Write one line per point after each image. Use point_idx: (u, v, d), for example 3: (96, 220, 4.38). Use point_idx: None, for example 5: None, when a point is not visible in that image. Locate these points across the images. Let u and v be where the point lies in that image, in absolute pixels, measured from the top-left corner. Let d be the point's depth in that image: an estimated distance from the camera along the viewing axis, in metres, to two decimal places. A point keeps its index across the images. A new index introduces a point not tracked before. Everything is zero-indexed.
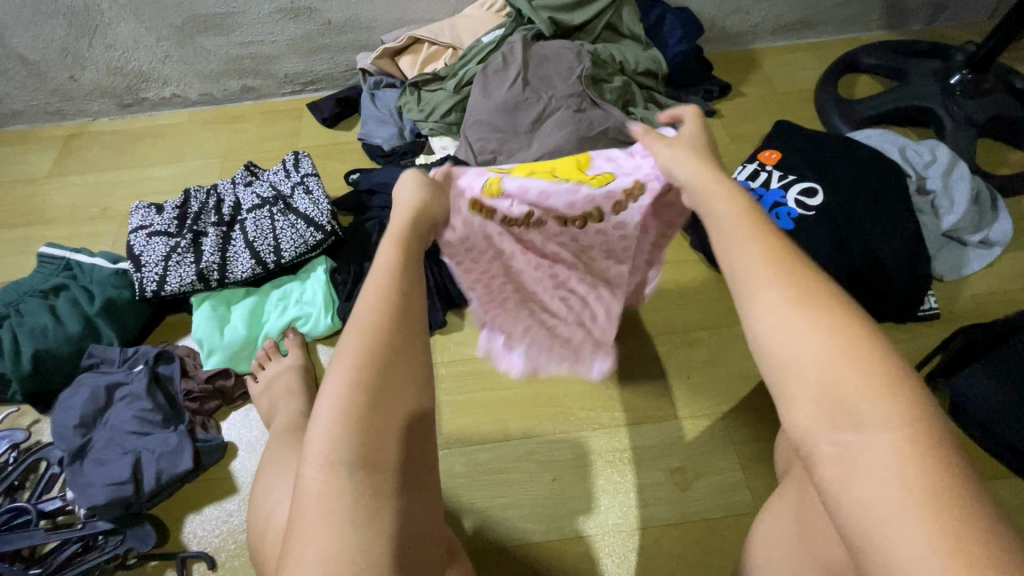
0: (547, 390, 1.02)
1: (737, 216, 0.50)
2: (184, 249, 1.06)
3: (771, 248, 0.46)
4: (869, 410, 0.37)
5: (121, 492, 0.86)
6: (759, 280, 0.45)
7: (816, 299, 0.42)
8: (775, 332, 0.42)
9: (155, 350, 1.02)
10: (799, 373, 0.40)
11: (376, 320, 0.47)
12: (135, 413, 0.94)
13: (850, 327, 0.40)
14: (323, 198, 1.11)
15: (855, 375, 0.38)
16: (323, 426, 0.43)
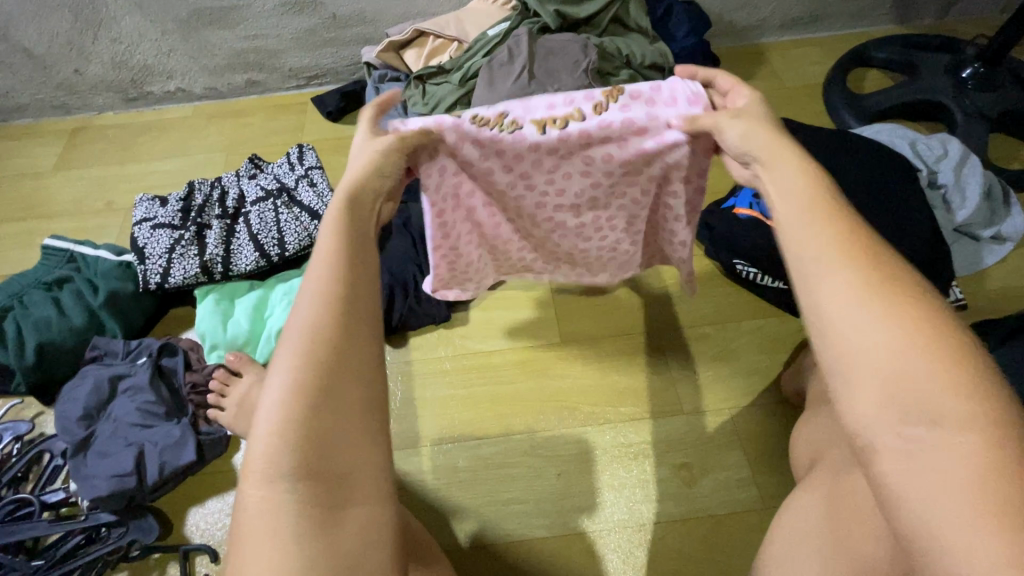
0: (552, 385, 1.02)
1: (808, 196, 0.47)
2: (188, 241, 1.05)
3: (846, 232, 0.44)
4: (942, 409, 0.36)
5: (124, 484, 0.86)
6: (831, 265, 0.42)
7: (892, 288, 0.41)
8: (851, 321, 0.40)
9: (158, 342, 1.02)
10: (870, 366, 0.39)
11: (313, 322, 0.44)
12: (139, 405, 0.94)
13: (929, 320, 0.39)
14: (327, 191, 1.11)
15: (931, 373, 0.37)
16: (263, 439, 0.41)
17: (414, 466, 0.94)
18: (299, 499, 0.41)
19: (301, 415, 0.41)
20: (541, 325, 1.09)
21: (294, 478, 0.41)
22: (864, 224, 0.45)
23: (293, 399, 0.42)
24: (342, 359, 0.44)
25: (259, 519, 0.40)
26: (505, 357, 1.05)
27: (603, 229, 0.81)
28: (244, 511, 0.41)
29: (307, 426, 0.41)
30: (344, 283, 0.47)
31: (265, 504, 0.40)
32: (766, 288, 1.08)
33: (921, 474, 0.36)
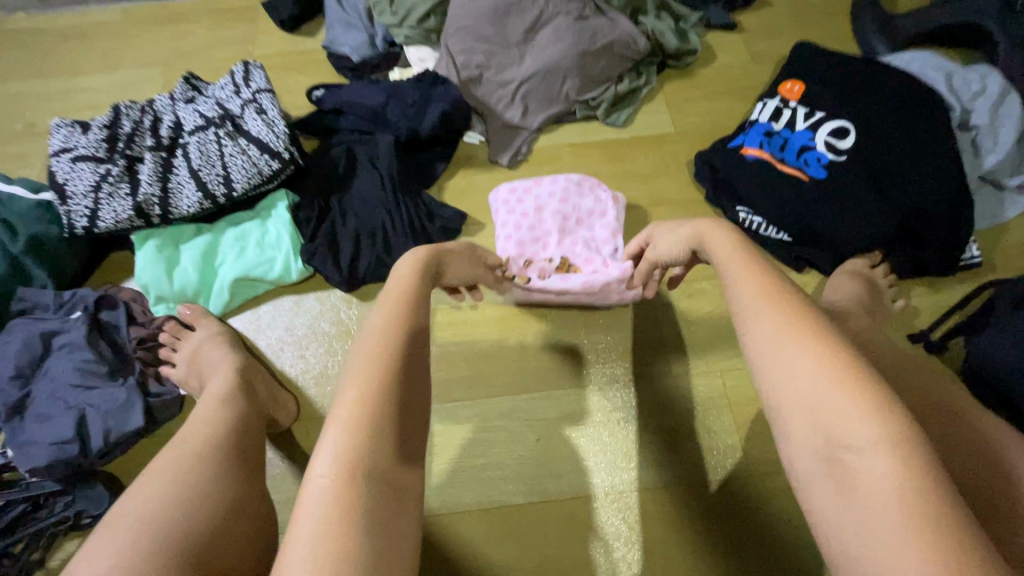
0: (532, 343, 0.94)
1: (738, 261, 0.61)
2: (117, 177, 0.90)
3: (767, 283, 0.56)
4: (859, 430, 0.42)
5: (65, 452, 0.79)
6: (753, 312, 0.53)
7: (808, 327, 0.50)
8: (771, 356, 0.50)
9: (95, 293, 0.91)
10: (791, 401, 0.47)
11: (383, 341, 0.57)
12: (77, 365, 0.85)
13: (836, 349, 0.47)
14: (279, 119, 0.95)
15: (838, 392, 0.44)
16: (335, 434, 0.49)
17: None
18: (360, 502, 0.45)
19: (368, 420, 0.50)
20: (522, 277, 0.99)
21: (362, 479, 0.47)
22: (784, 276, 0.57)
23: (365, 403, 0.51)
24: (396, 393, 0.54)
25: (307, 512, 0.44)
26: (483, 314, 0.96)
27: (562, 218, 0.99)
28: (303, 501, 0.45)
29: (371, 434, 0.49)
30: (413, 320, 0.61)
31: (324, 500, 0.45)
32: (769, 240, 1.00)
33: (846, 499, 0.41)
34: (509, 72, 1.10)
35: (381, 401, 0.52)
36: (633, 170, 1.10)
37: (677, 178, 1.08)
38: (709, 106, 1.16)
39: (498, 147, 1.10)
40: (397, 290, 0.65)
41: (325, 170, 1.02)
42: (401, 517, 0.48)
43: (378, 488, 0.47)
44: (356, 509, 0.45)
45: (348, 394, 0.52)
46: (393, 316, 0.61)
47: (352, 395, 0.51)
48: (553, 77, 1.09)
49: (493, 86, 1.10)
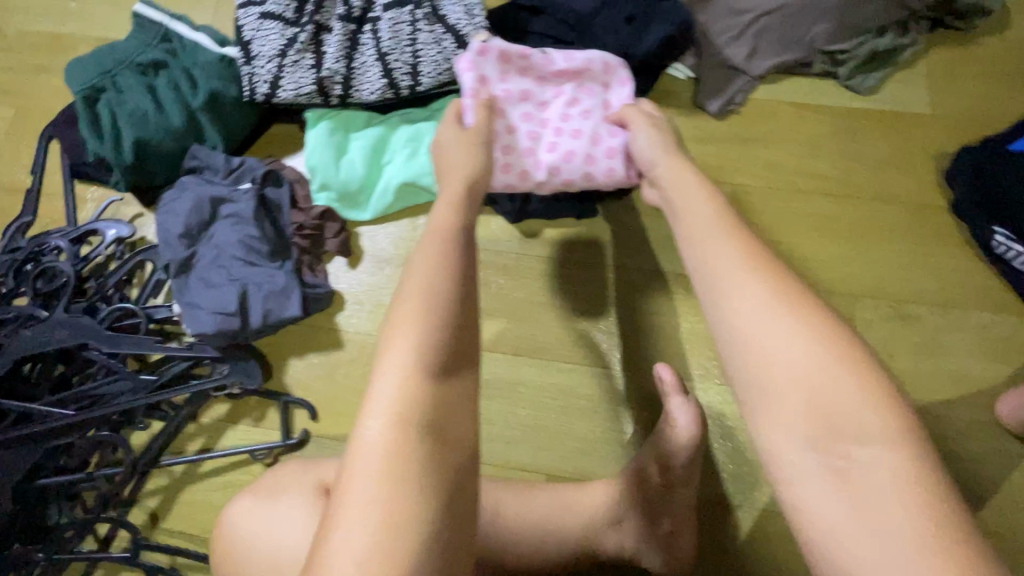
0: (697, 328, 0.88)
1: (712, 214, 0.57)
2: (304, 45, 0.82)
3: (749, 245, 0.52)
4: (865, 423, 0.42)
5: (228, 324, 0.80)
6: (740, 281, 0.50)
7: (770, 284, 0.49)
8: (757, 328, 0.47)
9: (262, 167, 0.88)
10: (789, 383, 0.45)
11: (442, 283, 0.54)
12: (241, 240, 0.83)
13: (835, 330, 0.46)
14: (481, 11, 0.83)
15: (849, 382, 0.43)
16: (391, 386, 0.49)
17: (525, 377, 0.87)
18: (415, 459, 0.46)
19: (426, 374, 0.49)
20: None
21: (418, 438, 0.47)
22: (761, 241, 0.54)
23: (419, 352, 0.50)
24: (444, 356, 0.51)
25: (368, 465, 0.45)
26: (652, 281, 0.89)
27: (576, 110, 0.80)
28: (358, 451, 0.47)
29: (424, 390, 0.49)
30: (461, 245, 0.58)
31: (392, 403, 0.48)
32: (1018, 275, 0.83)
33: (858, 501, 0.40)
34: None
35: (433, 350, 0.50)
36: (864, 153, 0.91)
37: (915, 175, 0.90)
38: (981, 90, 0.92)
39: (709, 89, 0.93)
40: (443, 214, 0.61)
41: None
42: (469, 490, 0.48)
43: (439, 446, 0.47)
44: (416, 480, 0.45)
45: (412, 333, 0.51)
46: (450, 221, 0.60)
47: (406, 343, 0.50)
48: (803, 14, 0.89)
49: (723, 12, 0.92)
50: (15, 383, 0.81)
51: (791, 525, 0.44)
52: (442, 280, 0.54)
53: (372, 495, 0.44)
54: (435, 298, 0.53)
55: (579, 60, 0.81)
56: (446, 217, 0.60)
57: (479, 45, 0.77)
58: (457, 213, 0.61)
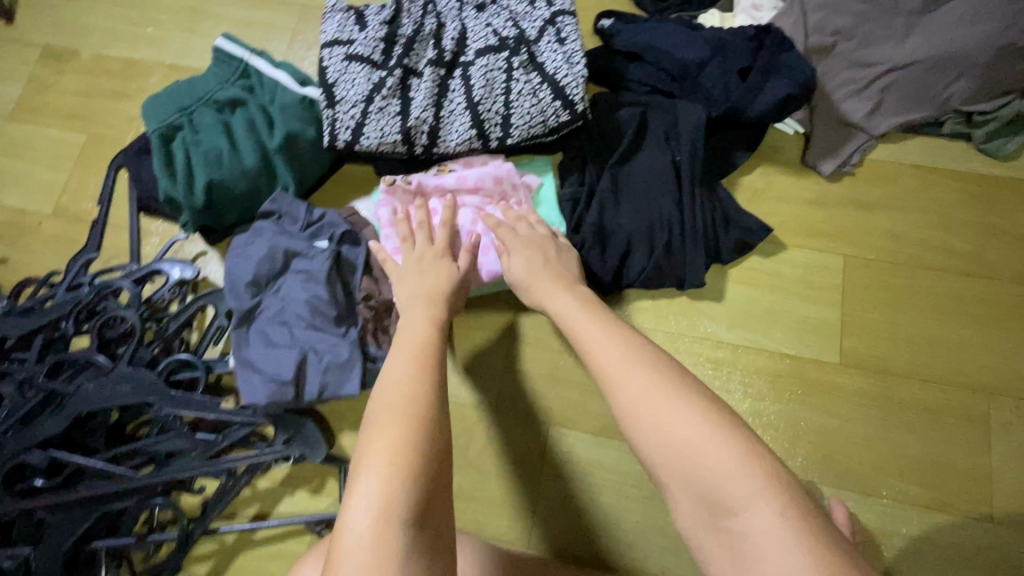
0: (810, 420, 0.76)
1: (601, 315, 0.59)
2: (391, 90, 0.77)
3: (626, 339, 0.54)
4: (738, 483, 0.41)
5: (281, 395, 0.75)
6: (612, 372, 0.51)
7: (643, 361, 0.50)
8: (632, 411, 0.48)
9: (343, 224, 0.83)
10: (666, 461, 0.45)
11: (410, 372, 0.55)
12: (308, 299, 0.78)
13: (681, 389, 0.47)
14: (581, 58, 0.76)
15: (715, 446, 0.43)
16: (374, 478, 0.46)
17: (607, 460, 0.78)
18: (399, 545, 0.43)
19: (415, 460, 0.47)
20: (813, 329, 0.80)
21: (400, 526, 0.44)
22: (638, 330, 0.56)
23: (409, 441, 0.48)
24: (439, 456, 0.49)
25: (356, 556, 0.43)
26: (755, 360, 0.79)
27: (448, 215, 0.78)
28: (341, 541, 0.44)
29: (416, 475, 0.47)
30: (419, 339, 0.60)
31: (377, 507, 0.44)
32: None
33: (744, 575, 0.40)
34: (876, 47, 0.81)
35: (421, 438, 0.49)
36: (1003, 226, 0.81)
37: None
38: None
39: (821, 147, 0.84)
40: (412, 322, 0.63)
41: (605, 135, 0.83)
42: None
43: (421, 533, 0.45)
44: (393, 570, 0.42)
45: (381, 409, 0.51)
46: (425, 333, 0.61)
47: (393, 430, 0.48)
48: (944, 67, 0.79)
49: (844, 64, 0.83)
50: (72, 432, 0.76)
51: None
52: (409, 385, 0.53)
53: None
54: (424, 409, 0.51)
55: (471, 179, 0.79)
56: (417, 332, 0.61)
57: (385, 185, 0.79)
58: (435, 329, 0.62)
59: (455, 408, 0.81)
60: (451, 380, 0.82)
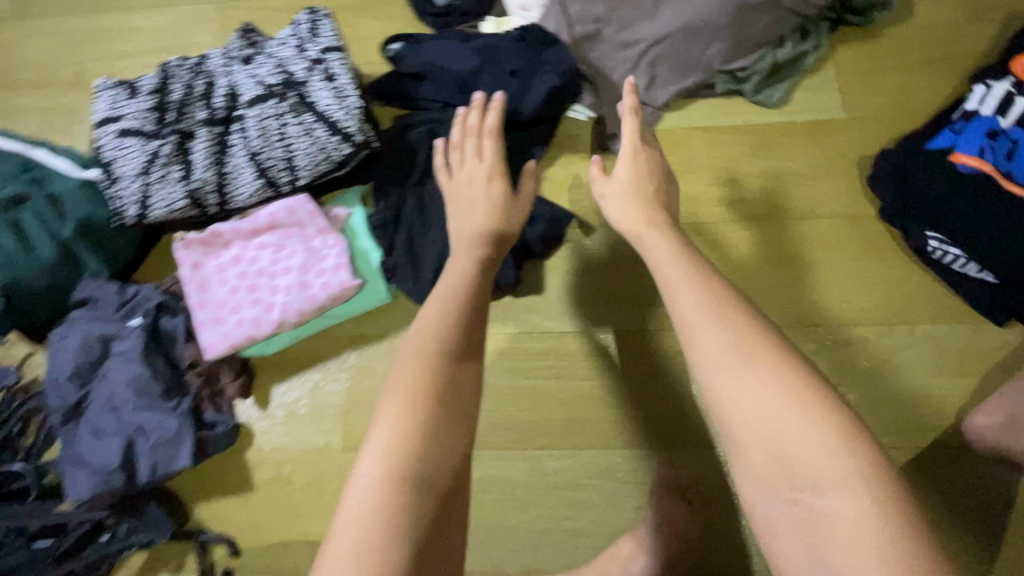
0: (640, 390, 0.78)
1: (677, 258, 0.62)
2: (168, 156, 0.76)
3: (715, 296, 0.57)
4: (826, 470, 0.47)
5: (110, 483, 0.73)
6: (703, 334, 0.55)
7: (728, 325, 0.54)
8: (728, 380, 0.52)
9: (157, 296, 0.81)
10: (749, 432, 0.51)
11: (423, 345, 0.58)
12: (128, 381, 0.76)
13: (795, 372, 0.51)
14: (351, 91, 0.78)
15: (805, 426, 0.49)
16: (383, 434, 0.53)
17: None
18: (408, 501, 0.50)
19: (425, 418, 0.54)
20: (631, 303, 0.81)
21: (411, 488, 0.51)
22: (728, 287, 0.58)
23: (415, 406, 0.54)
24: (445, 413, 0.55)
25: (351, 517, 0.50)
26: (582, 344, 0.80)
27: (247, 260, 0.79)
28: (350, 499, 0.51)
29: (429, 439, 0.53)
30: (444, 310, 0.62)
31: (382, 469, 0.51)
32: (964, 278, 0.77)
33: (810, 542, 0.46)
34: (636, 27, 0.85)
35: (432, 403, 0.55)
36: (787, 170, 0.86)
37: (842, 184, 0.84)
38: (898, 83, 0.87)
39: (611, 127, 0.88)
40: (441, 286, 0.65)
41: (401, 156, 0.84)
42: (451, 517, 0.54)
43: (429, 493, 0.52)
44: (401, 515, 0.50)
45: (397, 382, 0.56)
46: (462, 285, 0.64)
47: (403, 392, 0.55)
48: (698, 34, 0.84)
49: (614, 47, 0.86)
50: None
51: (756, 531, 0.52)
52: (413, 364, 0.57)
53: (358, 544, 0.48)
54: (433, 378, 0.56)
55: (264, 216, 0.79)
56: (464, 285, 0.64)
57: (180, 241, 0.79)
58: (472, 279, 0.65)
59: (306, 455, 0.81)
60: (297, 428, 0.82)
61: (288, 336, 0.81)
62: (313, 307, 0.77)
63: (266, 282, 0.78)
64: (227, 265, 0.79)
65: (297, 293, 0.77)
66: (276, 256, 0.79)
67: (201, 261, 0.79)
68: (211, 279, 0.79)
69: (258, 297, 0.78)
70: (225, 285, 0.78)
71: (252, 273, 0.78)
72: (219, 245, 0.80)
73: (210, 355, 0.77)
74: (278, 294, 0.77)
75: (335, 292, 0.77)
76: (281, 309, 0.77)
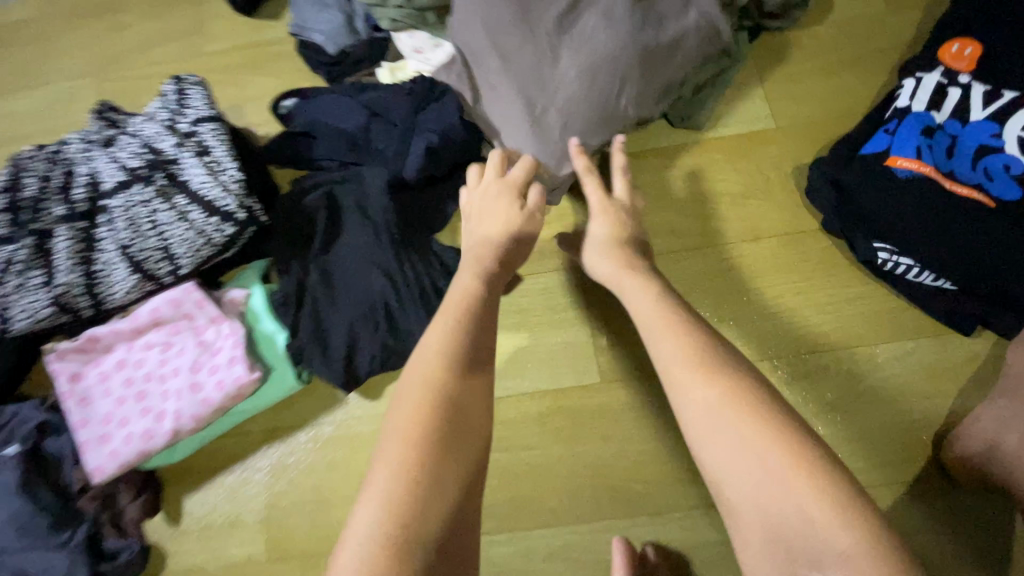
0: (587, 453, 0.70)
1: (655, 308, 0.55)
2: (25, 263, 0.67)
3: (694, 339, 0.51)
4: (825, 540, 0.39)
5: None
6: (684, 386, 0.49)
7: (707, 374, 0.48)
8: (709, 435, 0.46)
9: (37, 415, 0.71)
10: (743, 496, 0.44)
11: (430, 390, 0.49)
12: (10, 516, 0.67)
13: (778, 426, 0.44)
14: (228, 165, 0.70)
15: (794, 484, 0.42)
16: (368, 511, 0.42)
17: None
18: None
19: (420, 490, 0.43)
20: (569, 356, 0.73)
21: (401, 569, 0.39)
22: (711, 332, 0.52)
23: (408, 473, 0.44)
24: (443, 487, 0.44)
25: None
26: (517, 409, 0.73)
27: (131, 365, 0.70)
28: None
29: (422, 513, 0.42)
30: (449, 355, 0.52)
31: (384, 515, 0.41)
32: (919, 288, 0.71)
33: None
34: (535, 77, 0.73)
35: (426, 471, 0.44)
36: (719, 190, 0.79)
37: (779, 199, 0.78)
38: (826, 84, 0.82)
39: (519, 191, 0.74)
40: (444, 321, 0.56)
41: (299, 228, 0.76)
42: None
43: None
44: None
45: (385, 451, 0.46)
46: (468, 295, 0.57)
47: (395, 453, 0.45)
48: (604, 77, 0.72)
49: (512, 100, 0.74)
50: None
51: None
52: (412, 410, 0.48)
53: None
54: (447, 389, 0.49)
55: (145, 314, 0.71)
56: (466, 293, 0.57)
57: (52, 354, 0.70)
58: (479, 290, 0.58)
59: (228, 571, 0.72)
60: (215, 540, 0.73)
61: (190, 444, 0.72)
62: (209, 411, 0.68)
63: (155, 389, 0.69)
64: (109, 374, 0.70)
65: (189, 397, 0.68)
66: (164, 358, 0.70)
67: (78, 374, 0.70)
68: (91, 394, 0.69)
69: (146, 407, 0.69)
70: (108, 398, 0.69)
71: (137, 380, 0.70)
72: (98, 352, 0.71)
73: (98, 480, 0.67)
74: (168, 402, 0.68)
75: (232, 392, 0.68)
76: (172, 418, 0.68)
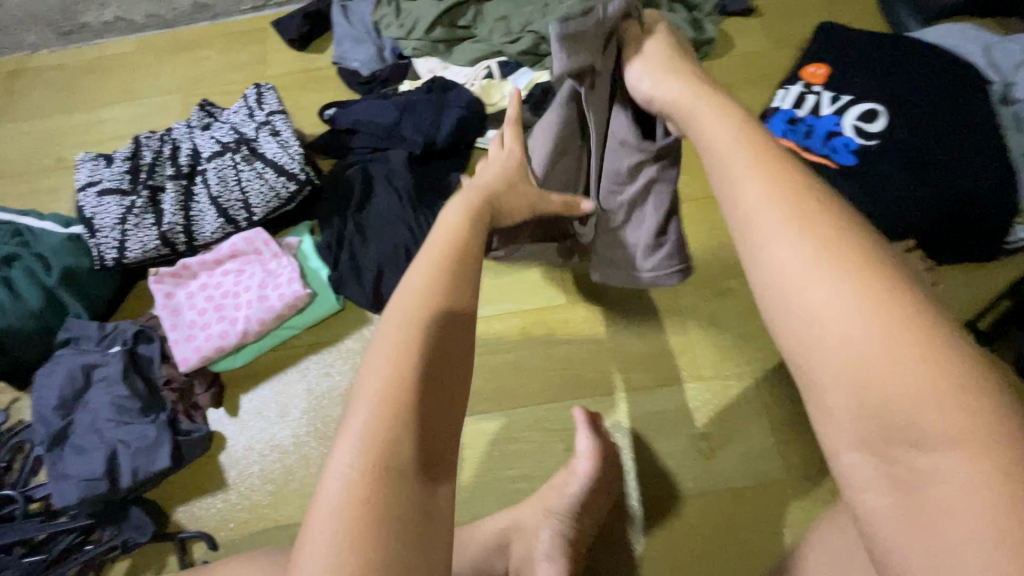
0: (557, 352, 0.93)
1: (735, 141, 0.49)
2: (141, 209, 0.92)
3: (777, 173, 0.45)
4: (927, 412, 0.33)
5: (94, 489, 0.81)
6: (768, 235, 0.42)
7: (801, 219, 0.41)
8: (793, 294, 0.39)
9: (134, 327, 0.93)
10: (826, 358, 0.37)
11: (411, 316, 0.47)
12: (112, 400, 0.87)
13: (889, 285, 0.36)
14: (293, 141, 0.96)
15: (901, 352, 0.34)
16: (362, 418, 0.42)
17: None
18: (373, 496, 0.38)
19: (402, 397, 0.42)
20: (543, 284, 0.98)
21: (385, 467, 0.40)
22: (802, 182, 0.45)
23: (391, 383, 0.43)
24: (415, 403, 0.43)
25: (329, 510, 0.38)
26: (504, 323, 0.96)
27: (213, 284, 0.94)
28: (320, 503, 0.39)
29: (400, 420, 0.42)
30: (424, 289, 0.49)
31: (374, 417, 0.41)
32: None
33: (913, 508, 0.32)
34: None
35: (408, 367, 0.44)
36: None
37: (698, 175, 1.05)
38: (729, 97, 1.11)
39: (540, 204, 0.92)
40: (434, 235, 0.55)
41: (341, 192, 1.02)
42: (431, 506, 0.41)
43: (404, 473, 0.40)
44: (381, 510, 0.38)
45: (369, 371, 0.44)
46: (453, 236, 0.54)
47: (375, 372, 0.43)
48: None
49: None
50: None
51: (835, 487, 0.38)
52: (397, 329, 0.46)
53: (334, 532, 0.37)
54: (429, 334, 0.46)
55: (225, 247, 0.95)
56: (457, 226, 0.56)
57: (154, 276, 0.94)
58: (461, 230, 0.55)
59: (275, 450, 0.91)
60: (266, 427, 0.93)
61: (254, 347, 0.96)
62: (274, 316, 0.93)
63: (231, 302, 0.93)
64: (195, 291, 0.93)
65: (259, 306, 0.92)
66: (238, 278, 0.94)
67: (172, 291, 0.93)
68: (182, 306, 0.93)
69: (225, 315, 0.92)
70: (195, 308, 0.92)
71: (217, 295, 0.93)
72: (187, 275, 0.94)
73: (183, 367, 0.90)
74: (242, 310, 0.92)
75: (290, 302, 0.93)
76: (245, 321, 0.91)
